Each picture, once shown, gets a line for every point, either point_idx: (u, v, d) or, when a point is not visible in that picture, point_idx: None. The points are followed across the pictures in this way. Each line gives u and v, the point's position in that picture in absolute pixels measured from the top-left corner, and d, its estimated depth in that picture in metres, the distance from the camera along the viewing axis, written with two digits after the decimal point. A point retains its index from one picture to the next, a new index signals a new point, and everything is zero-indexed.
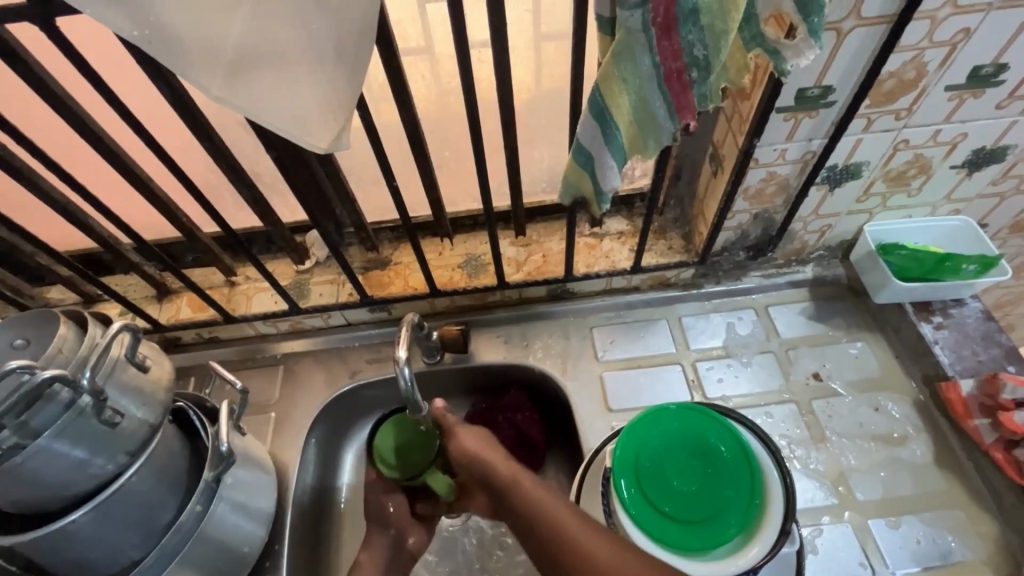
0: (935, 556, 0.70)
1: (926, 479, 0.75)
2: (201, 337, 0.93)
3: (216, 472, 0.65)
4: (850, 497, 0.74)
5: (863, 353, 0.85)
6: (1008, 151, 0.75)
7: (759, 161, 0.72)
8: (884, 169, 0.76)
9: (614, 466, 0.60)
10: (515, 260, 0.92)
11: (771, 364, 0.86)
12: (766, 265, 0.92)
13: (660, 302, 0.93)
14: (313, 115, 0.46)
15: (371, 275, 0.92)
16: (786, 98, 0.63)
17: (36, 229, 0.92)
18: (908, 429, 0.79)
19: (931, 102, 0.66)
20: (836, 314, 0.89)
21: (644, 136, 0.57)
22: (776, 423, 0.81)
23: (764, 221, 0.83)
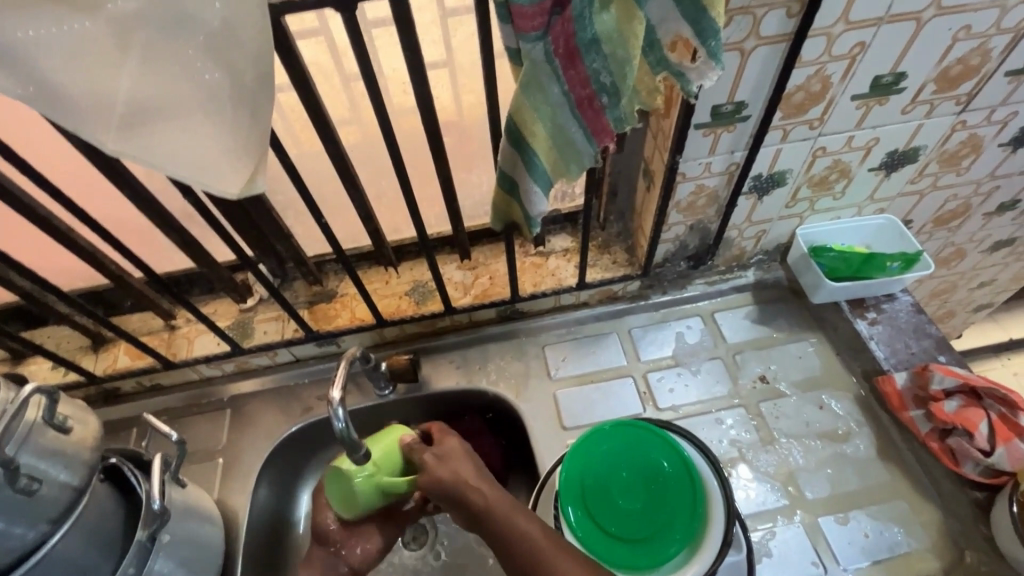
0: (884, 549, 0.71)
1: (871, 474, 0.77)
2: (141, 385, 0.89)
3: (150, 530, 0.61)
4: (800, 497, 0.76)
5: (807, 353, 0.88)
6: (920, 152, 0.79)
7: (686, 175, 0.73)
8: (806, 175, 0.78)
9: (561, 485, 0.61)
10: (462, 284, 0.92)
11: (719, 370, 0.87)
12: (709, 272, 0.94)
13: (610, 316, 0.94)
14: (218, 163, 0.45)
15: (316, 308, 0.90)
16: (702, 115, 0.65)
17: None
18: (851, 425, 0.81)
19: (840, 111, 0.69)
20: (778, 316, 0.92)
21: (566, 160, 0.58)
22: (726, 429, 0.82)
23: (701, 232, 0.85)
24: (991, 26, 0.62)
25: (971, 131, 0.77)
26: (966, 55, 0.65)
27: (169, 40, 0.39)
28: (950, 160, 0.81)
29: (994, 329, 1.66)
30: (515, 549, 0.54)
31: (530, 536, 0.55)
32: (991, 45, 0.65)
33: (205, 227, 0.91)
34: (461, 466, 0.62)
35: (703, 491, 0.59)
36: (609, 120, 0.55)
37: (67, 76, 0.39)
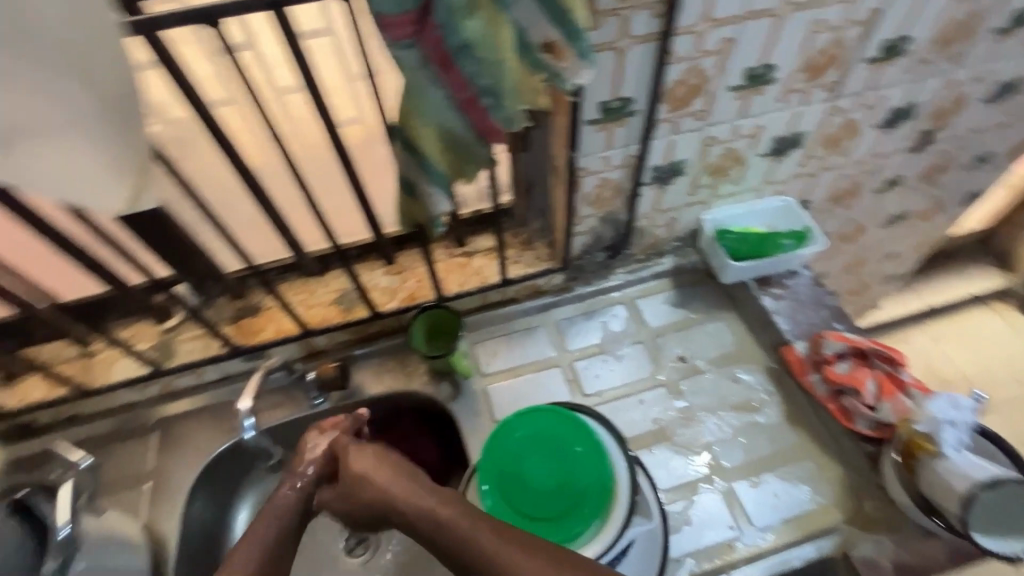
0: (792, 507, 0.77)
1: (781, 438, 0.82)
2: (60, 417, 0.86)
3: (61, 560, 0.60)
4: (717, 466, 0.80)
5: (720, 331, 0.94)
6: (804, 137, 0.85)
7: (588, 169, 0.77)
8: (703, 163, 0.83)
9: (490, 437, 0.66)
10: (388, 288, 0.93)
11: (641, 354, 0.92)
12: (629, 261, 0.98)
13: (538, 309, 0.97)
14: (97, 180, 0.47)
15: (241, 323, 0.90)
16: (592, 112, 0.69)
17: None
18: (762, 395, 0.87)
19: (721, 102, 0.74)
20: (694, 298, 0.98)
21: (459, 161, 0.61)
22: (648, 408, 0.86)
23: (613, 223, 0.89)
24: (842, 19, 0.68)
25: (846, 116, 0.83)
26: (826, 45, 0.71)
27: (18, 61, 0.39)
28: (832, 143, 0.88)
29: (917, 295, 1.78)
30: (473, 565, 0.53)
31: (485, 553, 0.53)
32: (845, 36, 0.71)
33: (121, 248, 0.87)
34: (390, 484, 0.62)
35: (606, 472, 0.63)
36: (495, 121, 0.58)
37: None
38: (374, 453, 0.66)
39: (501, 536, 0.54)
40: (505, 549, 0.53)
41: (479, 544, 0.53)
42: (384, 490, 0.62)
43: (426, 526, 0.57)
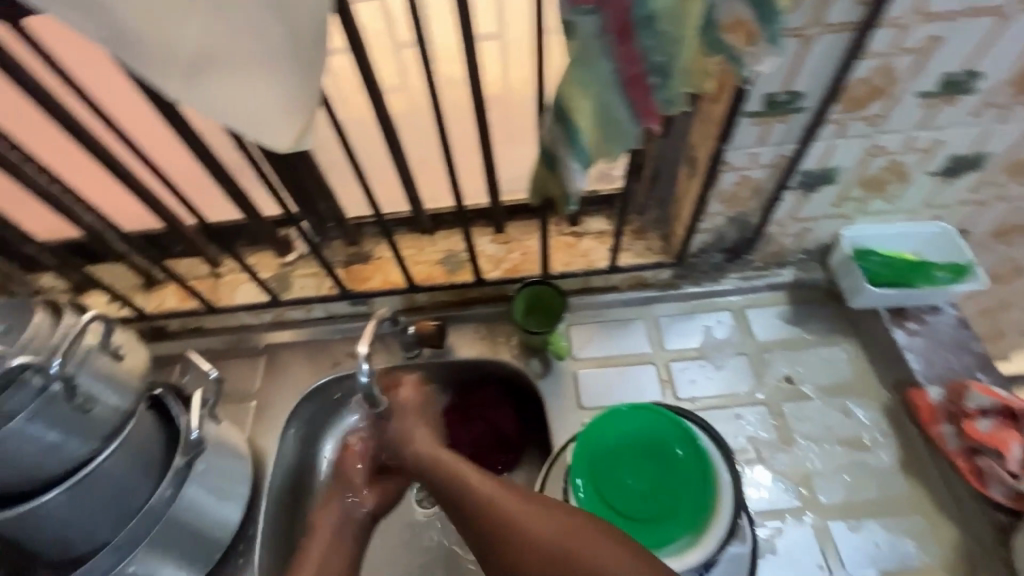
0: (893, 560, 0.71)
1: (891, 485, 0.75)
2: (186, 327, 0.95)
3: (187, 458, 0.67)
4: (813, 500, 0.75)
5: (836, 358, 0.86)
6: (986, 160, 0.74)
7: (731, 164, 0.72)
8: (859, 174, 0.75)
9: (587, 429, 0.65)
10: (493, 257, 0.93)
11: (743, 366, 0.87)
12: (745, 267, 0.92)
13: (639, 301, 0.93)
14: (270, 117, 0.48)
15: (352, 269, 0.94)
16: (754, 104, 0.64)
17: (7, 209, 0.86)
18: (877, 435, 0.79)
19: (902, 110, 0.66)
20: (810, 318, 0.90)
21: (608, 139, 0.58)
22: (744, 425, 0.81)
23: (740, 224, 0.83)
24: None
25: None
26: None
27: None
28: (1019, 170, 0.77)
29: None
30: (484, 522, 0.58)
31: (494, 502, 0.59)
32: None
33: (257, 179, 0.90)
34: (414, 431, 0.74)
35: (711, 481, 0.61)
36: (656, 101, 0.55)
37: (141, 20, 0.41)
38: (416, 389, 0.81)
39: (522, 497, 0.59)
40: (525, 507, 0.57)
41: (504, 504, 0.58)
42: (411, 437, 0.73)
43: (450, 489, 0.63)
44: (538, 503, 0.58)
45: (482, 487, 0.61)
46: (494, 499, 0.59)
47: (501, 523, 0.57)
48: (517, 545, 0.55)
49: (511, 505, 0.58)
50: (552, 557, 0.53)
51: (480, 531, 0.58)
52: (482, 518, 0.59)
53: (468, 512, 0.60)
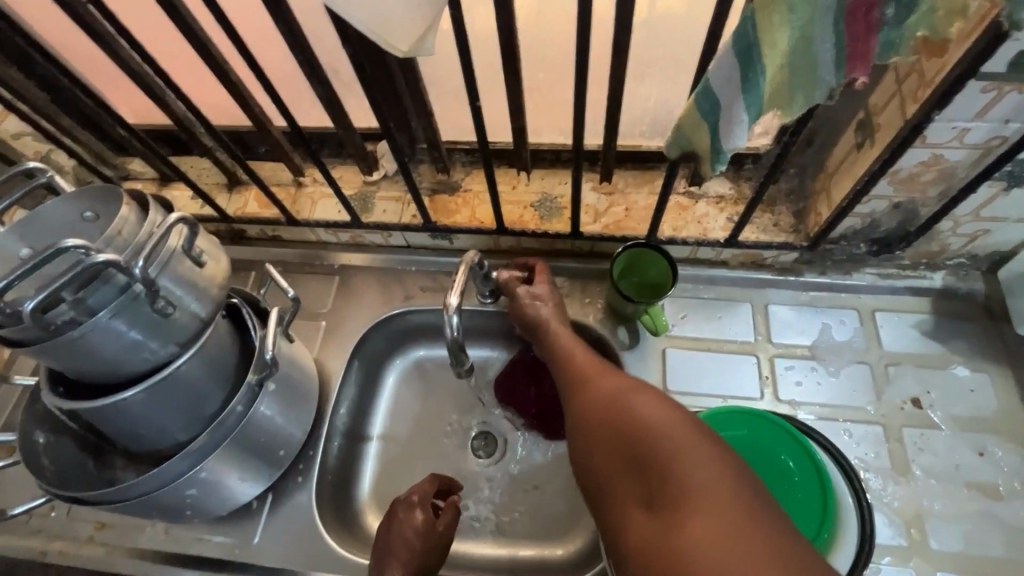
0: None
1: (1021, 545, 0.65)
2: (265, 234, 0.92)
3: (259, 376, 0.65)
4: (921, 543, 0.66)
5: (979, 387, 0.73)
6: None
7: (927, 139, 0.57)
8: None
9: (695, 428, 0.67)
10: (593, 208, 0.83)
11: (863, 377, 0.75)
12: (887, 263, 0.78)
13: (750, 283, 0.82)
14: (397, 12, 0.41)
15: (437, 199, 0.86)
16: (999, 62, 0.48)
17: (105, 88, 0.85)
18: (1014, 484, 0.68)
19: None
20: (957, 335, 0.76)
21: (793, 88, 0.45)
22: (853, 444, 0.71)
23: (905, 213, 0.69)
24: None
25: None
26: None
27: None
28: None
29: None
30: (571, 389, 0.62)
31: (583, 374, 0.62)
32: None
33: (350, 87, 0.82)
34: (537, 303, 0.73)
35: (837, 503, 0.64)
36: (876, 43, 0.42)
37: None
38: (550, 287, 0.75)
39: (612, 368, 0.62)
40: (613, 372, 0.61)
41: (594, 365, 0.63)
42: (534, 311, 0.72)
43: (553, 347, 0.69)
44: (625, 372, 0.60)
45: (580, 350, 0.66)
46: (588, 360, 0.64)
47: (582, 386, 0.61)
48: (593, 404, 0.57)
49: (596, 377, 0.60)
50: (612, 401, 0.55)
51: (566, 377, 0.64)
52: (569, 370, 0.64)
53: (560, 368, 0.66)
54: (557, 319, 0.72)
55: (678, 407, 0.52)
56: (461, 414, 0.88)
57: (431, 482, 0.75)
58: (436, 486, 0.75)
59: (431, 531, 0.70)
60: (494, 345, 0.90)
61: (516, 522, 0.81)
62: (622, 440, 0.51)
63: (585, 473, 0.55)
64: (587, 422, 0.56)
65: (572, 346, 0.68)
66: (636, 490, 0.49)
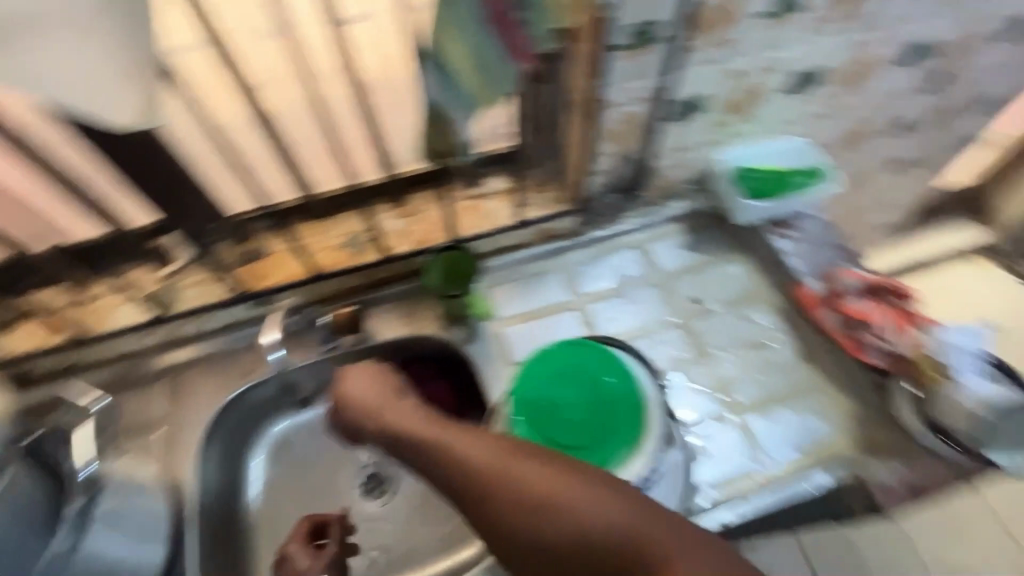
0: (810, 438, 0.79)
1: (796, 376, 0.84)
2: (58, 366, 0.83)
3: (83, 501, 0.67)
4: (732, 402, 0.82)
5: (733, 273, 0.93)
6: (822, 74, 0.83)
7: (608, 102, 0.75)
8: (723, 99, 0.81)
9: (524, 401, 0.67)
10: (398, 232, 0.90)
11: (655, 296, 0.92)
12: (641, 204, 0.97)
13: (552, 252, 0.95)
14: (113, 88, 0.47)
15: (249, 268, 0.87)
16: (620, 35, 0.66)
17: None
18: (778, 333, 0.87)
19: (748, 29, 0.71)
20: (707, 241, 0.96)
21: (487, 84, 0.58)
22: (666, 348, 0.87)
23: (629, 162, 0.87)
24: None
25: (866, 50, 0.82)
26: None
27: None
28: (848, 81, 0.87)
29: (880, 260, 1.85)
30: (437, 475, 0.56)
31: (442, 452, 0.56)
32: None
33: None
34: (365, 384, 0.67)
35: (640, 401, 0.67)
36: (525, 36, 0.57)
37: None
38: (372, 370, 0.69)
39: (466, 429, 0.57)
40: (466, 436, 0.56)
41: (448, 435, 0.57)
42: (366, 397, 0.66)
43: (394, 428, 0.61)
44: (479, 432, 0.56)
45: (424, 420, 0.60)
46: (437, 431, 0.58)
47: (450, 469, 0.55)
48: (477, 489, 0.52)
49: (458, 450, 0.55)
50: (494, 480, 0.52)
51: (422, 461, 0.57)
52: (424, 455, 0.57)
53: (413, 455, 0.58)
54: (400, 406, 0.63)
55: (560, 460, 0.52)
56: (349, 459, 0.88)
57: (303, 522, 0.73)
58: (309, 524, 0.73)
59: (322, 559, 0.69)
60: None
61: (425, 540, 0.82)
62: (532, 518, 0.49)
63: (509, 561, 0.51)
64: (482, 512, 0.51)
65: (415, 423, 0.60)
66: (574, 560, 0.48)
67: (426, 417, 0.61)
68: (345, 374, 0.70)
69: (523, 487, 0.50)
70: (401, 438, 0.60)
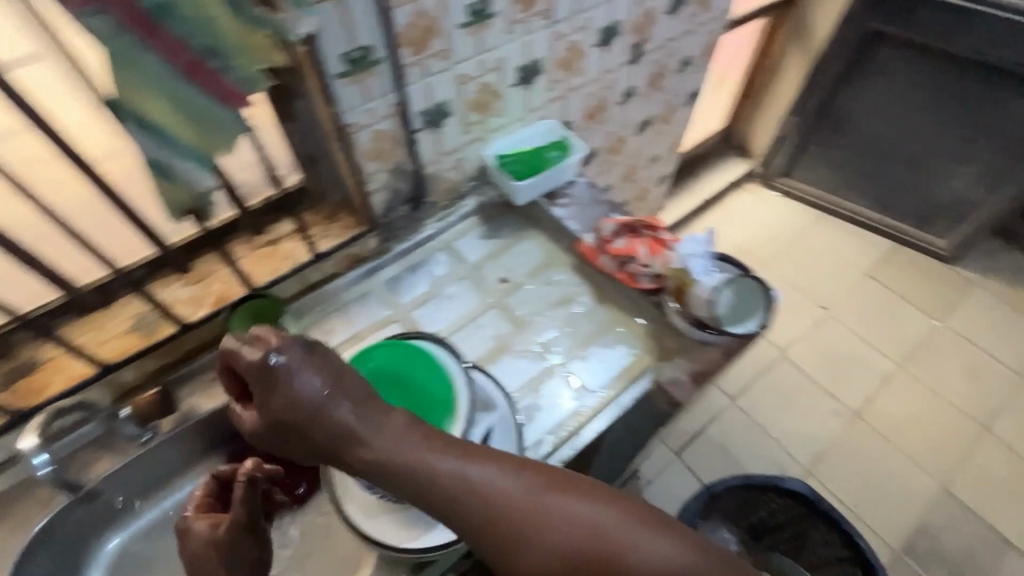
0: (618, 364, 0.90)
1: (598, 317, 0.96)
2: None
3: None
4: (552, 356, 0.91)
5: (529, 248, 1.04)
6: (540, 65, 0.98)
7: (355, 126, 0.80)
8: (463, 101, 0.91)
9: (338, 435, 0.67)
10: (191, 299, 0.87)
11: (467, 287, 0.99)
12: (434, 210, 1.04)
13: (362, 276, 0.98)
14: None
15: (20, 386, 0.79)
16: (337, 65, 0.72)
17: None
18: (575, 285, 1.00)
19: (456, 41, 0.82)
20: (501, 227, 1.07)
21: (207, 132, 0.60)
22: (487, 330, 0.94)
23: (403, 175, 0.94)
24: None
25: (566, 40, 0.98)
26: None
27: None
28: (565, 66, 1.03)
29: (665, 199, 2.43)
30: (424, 489, 0.56)
31: (427, 466, 0.56)
32: None
33: None
34: (296, 390, 0.56)
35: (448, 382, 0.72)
36: (231, 83, 0.59)
37: None
38: (321, 361, 0.58)
39: (459, 445, 0.59)
40: (462, 451, 0.58)
41: (433, 451, 0.57)
42: (296, 407, 0.56)
43: (352, 448, 0.57)
44: (472, 450, 0.59)
45: (394, 435, 0.57)
46: (416, 450, 0.57)
47: (443, 486, 0.56)
48: (480, 504, 0.56)
49: (448, 471, 0.56)
50: (495, 498, 0.56)
51: (399, 482, 0.56)
52: (406, 476, 0.56)
53: (388, 475, 0.56)
54: (380, 428, 0.58)
55: (557, 479, 0.59)
56: None
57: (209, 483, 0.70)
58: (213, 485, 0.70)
59: (217, 535, 0.64)
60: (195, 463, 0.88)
61: None
62: (536, 531, 0.55)
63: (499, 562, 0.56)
64: (485, 527, 0.55)
65: (383, 435, 0.57)
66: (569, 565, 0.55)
67: (403, 430, 0.58)
68: (264, 372, 0.56)
69: (527, 506, 0.56)
70: (397, 471, 0.56)
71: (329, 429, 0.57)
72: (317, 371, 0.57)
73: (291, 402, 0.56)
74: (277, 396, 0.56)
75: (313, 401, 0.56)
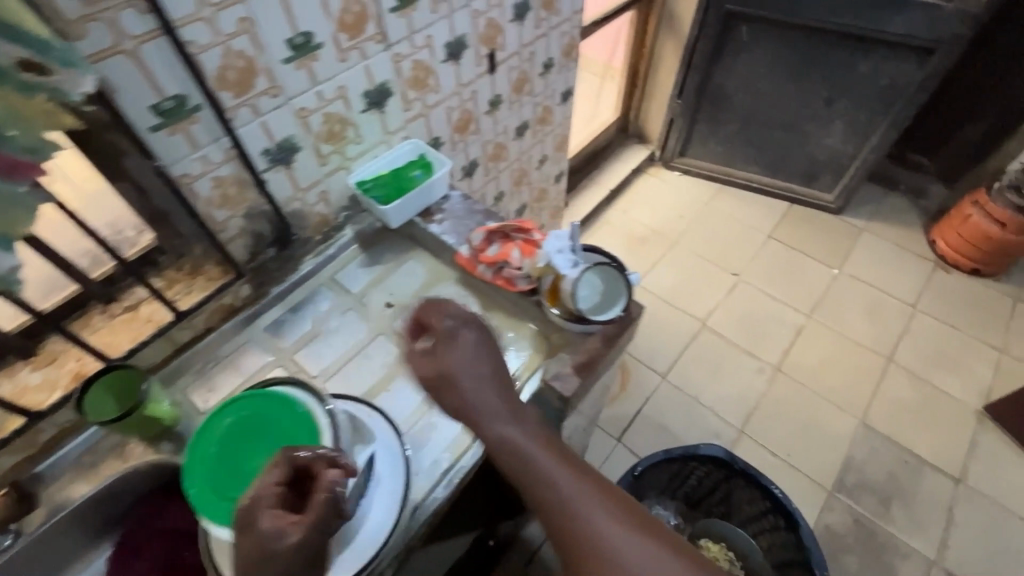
0: (507, 370, 0.91)
1: (486, 325, 0.96)
2: None
3: None
4: None
5: (412, 268, 1.04)
6: (388, 87, 0.98)
7: (189, 176, 0.78)
8: (311, 134, 0.90)
9: (196, 510, 0.63)
10: (44, 384, 0.82)
11: (352, 318, 0.97)
12: (308, 245, 1.02)
13: (238, 325, 0.95)
14: None
15: None
16: (147, 119, 0.69)
17: None
18: (461, 297, 1.00)
19: (284, 76, 0.80)
20: (382, 252, 1.06)
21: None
22: (375, 358, 0.93)
23: (262, 216, 0.92)
24: None
25: (411, 60, 0.99)
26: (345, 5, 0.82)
27: None
28: (417, 85, 1.04)
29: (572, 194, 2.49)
30: (516, 472, 0.64)
31: (522, 449, 0.65)
32: None
33: None
34: (457, 361, 0.70)
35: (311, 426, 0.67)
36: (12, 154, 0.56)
37: None
38: (480, 345, 0.72)
39: (559, 445, 0.67)
40: (551, 447, 0.66)
41: (543, 442, 0.66)
42: (454, 378, 0.69)
43: (475, 427, 0.68)
44: (570, 455, 0.67)
45: (519, 420, 0.68)
46: (542, 433, 0.67)
47: (530, 478, 0.63)
48: (553, 498, 0.62)
49: (542, 464, 0.64)
50: (567, 498, 0.62)
51: (500, 463, 0.66)
52: (518, 451, 0.65)
53: (502, 452, 0.66)
54: (522, 400, 0.70)
55: (627, 506, 0.62)
56: None
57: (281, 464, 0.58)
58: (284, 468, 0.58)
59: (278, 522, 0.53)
60: (83, 556, 0.83)
61: None
62: (593, 538, 0.59)
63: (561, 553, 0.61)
64: (556, 518, 0.61)
65: (498, 418, 0.67)
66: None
67: (529, 417, 0.69)
68: (437, 342, 0.71)
69: (584, 516, 0.60)
70: (514, 445, 0.65)
71: (468, 400, 0.68)
72: (476, 360, 0.70)
73: (452, 371, 0.69)
74: (442, 357, 0.70)
75: (457, 370, 0.69)
